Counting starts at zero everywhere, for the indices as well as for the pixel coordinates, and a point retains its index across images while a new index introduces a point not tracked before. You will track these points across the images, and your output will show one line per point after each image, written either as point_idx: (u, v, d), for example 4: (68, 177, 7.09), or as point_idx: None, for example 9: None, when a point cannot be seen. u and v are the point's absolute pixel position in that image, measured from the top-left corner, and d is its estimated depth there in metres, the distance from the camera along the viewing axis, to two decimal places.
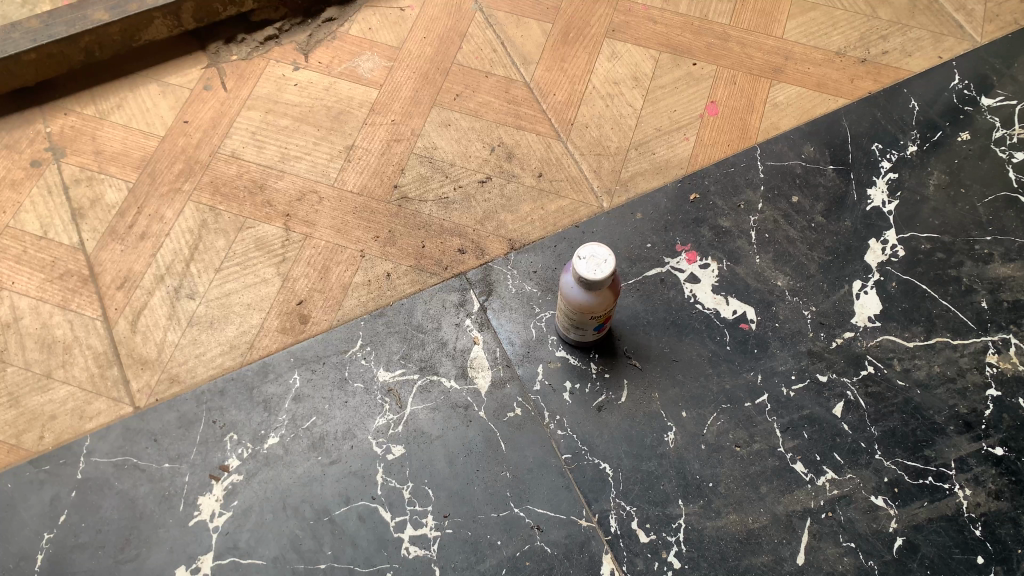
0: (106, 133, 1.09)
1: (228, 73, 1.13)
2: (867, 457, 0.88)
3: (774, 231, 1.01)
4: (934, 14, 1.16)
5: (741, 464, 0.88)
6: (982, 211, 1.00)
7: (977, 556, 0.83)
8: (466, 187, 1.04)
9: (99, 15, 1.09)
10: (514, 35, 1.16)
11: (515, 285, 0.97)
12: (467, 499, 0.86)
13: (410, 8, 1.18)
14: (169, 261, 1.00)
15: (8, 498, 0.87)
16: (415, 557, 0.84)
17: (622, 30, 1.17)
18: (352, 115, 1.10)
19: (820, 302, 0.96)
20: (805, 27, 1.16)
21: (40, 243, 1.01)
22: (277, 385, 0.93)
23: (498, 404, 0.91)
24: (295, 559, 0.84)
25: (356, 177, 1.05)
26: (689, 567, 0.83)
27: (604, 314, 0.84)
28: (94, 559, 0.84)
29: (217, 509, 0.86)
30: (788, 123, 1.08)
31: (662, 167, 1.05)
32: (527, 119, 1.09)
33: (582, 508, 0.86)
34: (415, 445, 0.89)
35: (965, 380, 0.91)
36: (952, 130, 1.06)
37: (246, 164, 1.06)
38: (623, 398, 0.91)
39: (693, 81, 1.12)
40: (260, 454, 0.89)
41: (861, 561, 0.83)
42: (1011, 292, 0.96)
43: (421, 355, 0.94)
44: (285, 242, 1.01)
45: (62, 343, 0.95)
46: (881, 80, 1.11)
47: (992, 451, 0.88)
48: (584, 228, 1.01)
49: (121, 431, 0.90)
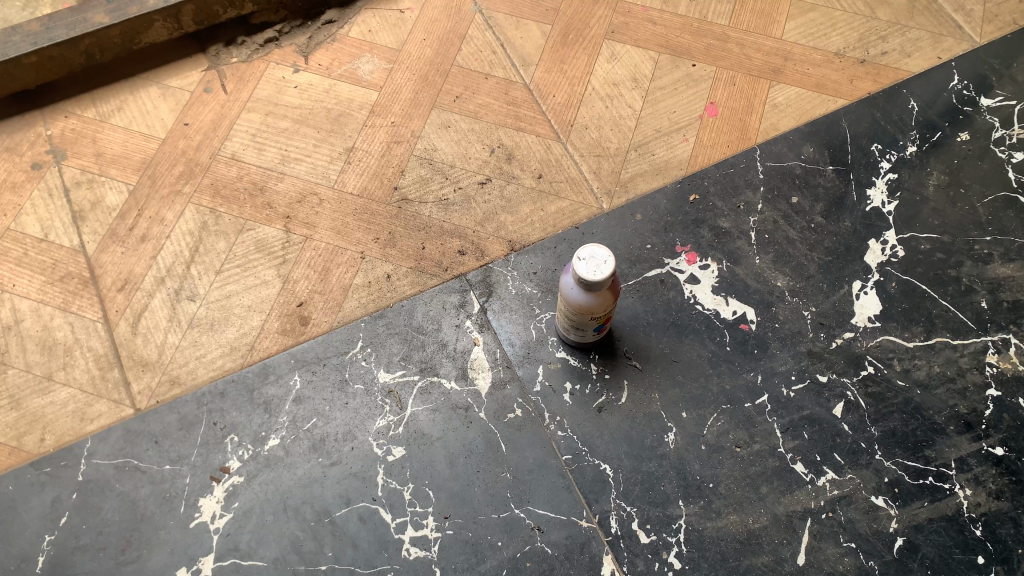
0: (106, 135, 1.09)
1: (229, 75, 1.14)
2: (867, 457, 0.88)
3: (774, 231, 1.01)
4: (933, 15, 1.16)
5: (741, 464, 0.88)
6: (982, 211, 1.00)
7: (978, 557, 0.83)
8: (466, 189, 1.05)
9: (99, 18, 1.09)
10: (514, 36, 1.17)
11: (515, 286, 0.98)
12: (467, 500, 0.86)
13: (409, 10, 1.19)
14: (169, 263, 1.00)
15: (9, 500, 0.87)
16: (415, 559, 0.84)
17: (621, 31, 1.17)
18: (352, 116, 1.10)
19: (820, 303, 0.96)
20: (804, 28, 1.16)
21: (41, 245, 1.01)
22: (277, 387, 0.93)
23: (498, 405, 0.91)
24: (296, 560, 0.84)
25: (356, 179, 1.05)
26: (689, 568, 0.83)
27: (604, 314, 0.84)
28: (95, 561, 0.84)
29: (218, 511, 0.86)
30: (788, 123, 1.08)
31: (662, 168, 1.05)
32: (526, 121, 1.10)
33: (583, 508, 0.86)
34: (415, 446, 0.89)
35: (965, 380, 0.91)
36: (952, 130, 1.06)
37: (247, 166, 1.07)
38: (623, 398, 0.91)
39: (693, 82, 1.12)
40: (260, 456, 0.89)
41: (861, 561, 0.83)
42: (1011, 292, 0.96)
43: (422, 356, 0.94)
44: (285, 244, 1.01)
45: (62, 345, 0.95)
46: (880, 80, 1.11)
47: (992, 451, 0.88)
48: (584, 229, 1.01)
49: (122, 433, 0.90)
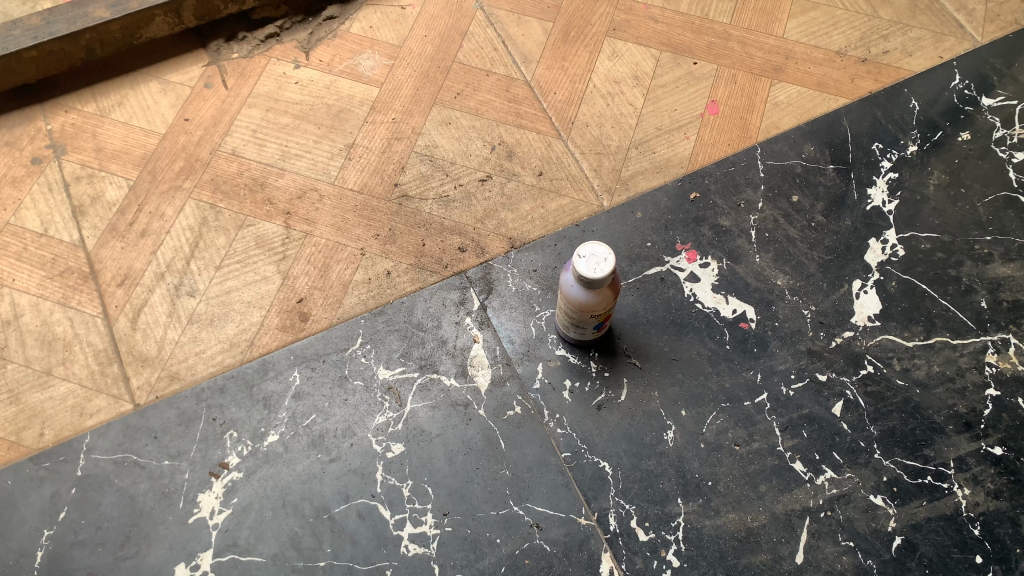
0: (106, 130, 1.09)
1: (229, 71, 1.13)
2: (866, 457, 0.88)
3: (774, 230, 1.01)
4: (934, 14, 1.16)
5: (740, 462, 0.88)
6: (982, 211, 1.00)
7: (976, 556, 0.83)
8: (466, 186, 1.04)
9: (99, 13, 1.09)
10: (514, 33, 1.16)
11: (515, 283, 0.98)
12: (467, 497, 0.86)
13: (410, 7, 1.18)
14: (169, 259, 1.00)
15: (8, 495, 0.87)
16: (414, 555, 0.84)
17: (622, 29, 1.17)
18: (352, 113, 1.10)
19: (819, 302, 0.96)
20: (806, 26, 1.16)
21: (41, 240, 1.01)
22: (277, 383, 0.93)
23: (498, 402, 0.91)
24: (294, 556, 0.84)
25: (356, 176, 1.05)
26: (688, 566, 0.83)
27: (604, 312, 0.84)
28: (94, 557, 0.84)
29: (217, 506, 0.86)
30: (788, 122, 1.08)
31: (662, 166, 1.05)
32: (527, 118, 1.09)
33: (582, 506, 0.86)
34: (415, 443, 0.89)
35: (964, 380, 0.91)
36: (953, 130, 1.06)
37: (247, 162, 1.06)
38: (623, 397, 0.91)
39: (694, 80, 1.12)
40: (260, 451, 0.89)
41: (860, 560, 0.83)
42: (1010, 292, 0.96)
43: (422, 353, 0.94)
44: (285, 240, 1.01)
45: (62, 340, 0.95)
46: (881, 80, 1.11)
47: (992, 450, 0.88)
48: (584, 227, 1.01)
49: (121, 428, 0.90)
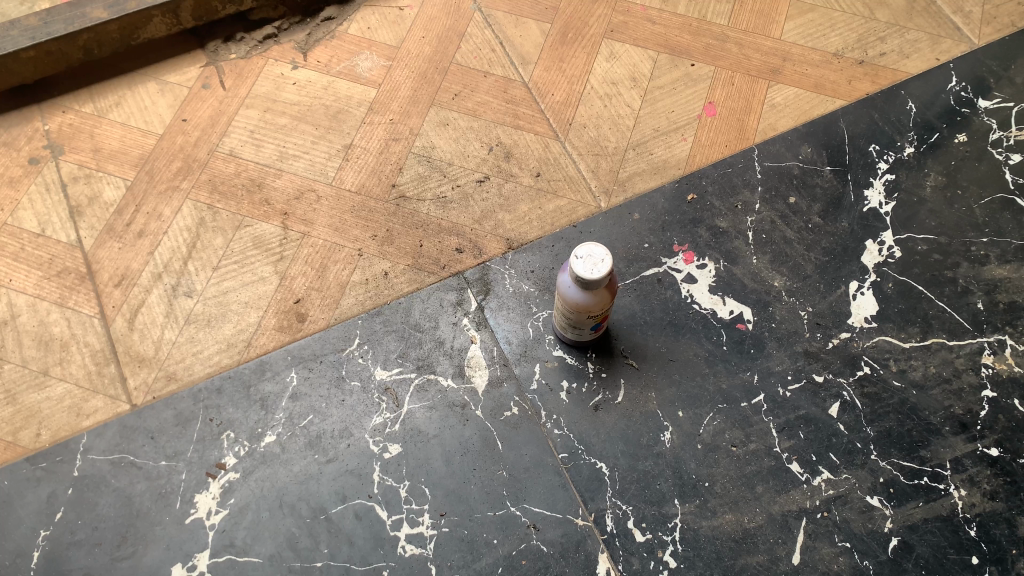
0: (104, 130, 1.09)
1: (227, 71, 1.14)
2: (863, 458, 0.88)
3: (770, 231, 1.01)
4: (931, 16, 1.17)
5: (737, 464, 0.88)
6: (979, 213, 1.01)
7: (971, 557, 0.83)
8: (464, 187, 1.05)
9: (98, 13, 1.09)
10: (513, 35, 1.16)
11: (512, 284, 0.98)
12: (463, 498, 0.86)
13: (409, 8, 1.18)
14: (167, 259, 1.00)
15: (4, 495, 0.87)
16: (410, 556, 0.84)
17: (620, 30, 1.17)
18: (350, 114, 1.10)
19: (815, 303, 0.96)
20: (803, 28, 1.17)
21: (38, 240, 1.01)
22: (273, 383, 0.93)
23: (495, 402, 0.91)
24: (292, 557, 0.84)
25: (353, 176, 1.05)
26: (684, 566, 0.83)
27: (600, 314, 0.84)
28: (90, 557, 0.84)
29: (213, 507, 0.86)
30: (786, 123, 1.09)
31: (660, 167, 1.05)
32: (525, 119, 1.10)
33: (578, 507, 0.86)
34: (411, 443, 0.89)
35: (960, 381, 0.91)
36: (950, 131, 1.07)
37: (244, 163, 1.06)
38: (619, 398, 0.91)
39: (691, 82, 1.12)
40: (257, 452, 0.89)
41: (856, 561, 0.83)
42: (1007, 293, 0.96)
43: (419, 354, 0.94)
44: (283, 240, 1.01)
45: (58, 341, 0.95)
46: (878, 81, 1.11)
47: (988, 451, 0.88)
48: (581, 228, 1.01)
49: (118, 428, 0.90)
